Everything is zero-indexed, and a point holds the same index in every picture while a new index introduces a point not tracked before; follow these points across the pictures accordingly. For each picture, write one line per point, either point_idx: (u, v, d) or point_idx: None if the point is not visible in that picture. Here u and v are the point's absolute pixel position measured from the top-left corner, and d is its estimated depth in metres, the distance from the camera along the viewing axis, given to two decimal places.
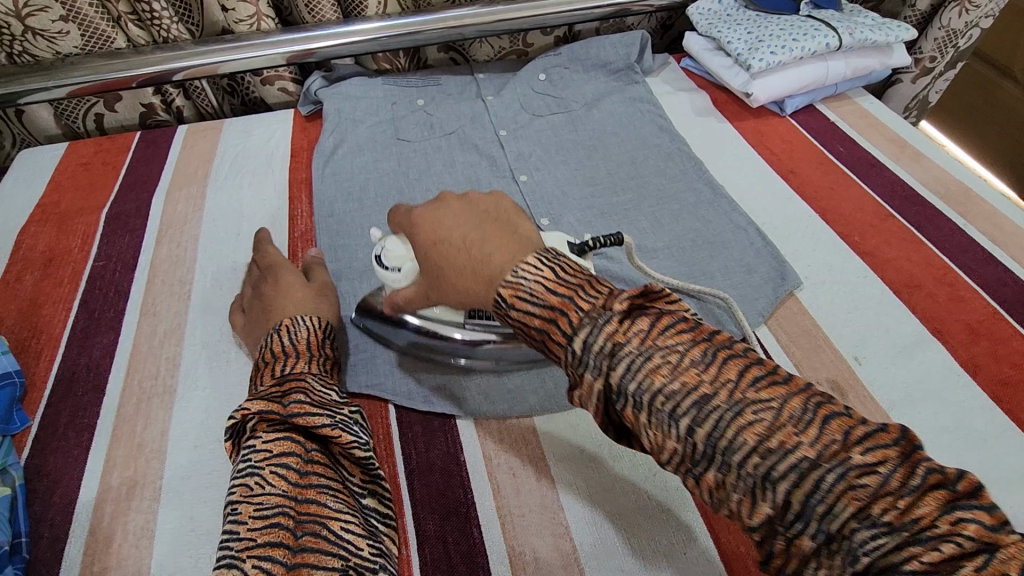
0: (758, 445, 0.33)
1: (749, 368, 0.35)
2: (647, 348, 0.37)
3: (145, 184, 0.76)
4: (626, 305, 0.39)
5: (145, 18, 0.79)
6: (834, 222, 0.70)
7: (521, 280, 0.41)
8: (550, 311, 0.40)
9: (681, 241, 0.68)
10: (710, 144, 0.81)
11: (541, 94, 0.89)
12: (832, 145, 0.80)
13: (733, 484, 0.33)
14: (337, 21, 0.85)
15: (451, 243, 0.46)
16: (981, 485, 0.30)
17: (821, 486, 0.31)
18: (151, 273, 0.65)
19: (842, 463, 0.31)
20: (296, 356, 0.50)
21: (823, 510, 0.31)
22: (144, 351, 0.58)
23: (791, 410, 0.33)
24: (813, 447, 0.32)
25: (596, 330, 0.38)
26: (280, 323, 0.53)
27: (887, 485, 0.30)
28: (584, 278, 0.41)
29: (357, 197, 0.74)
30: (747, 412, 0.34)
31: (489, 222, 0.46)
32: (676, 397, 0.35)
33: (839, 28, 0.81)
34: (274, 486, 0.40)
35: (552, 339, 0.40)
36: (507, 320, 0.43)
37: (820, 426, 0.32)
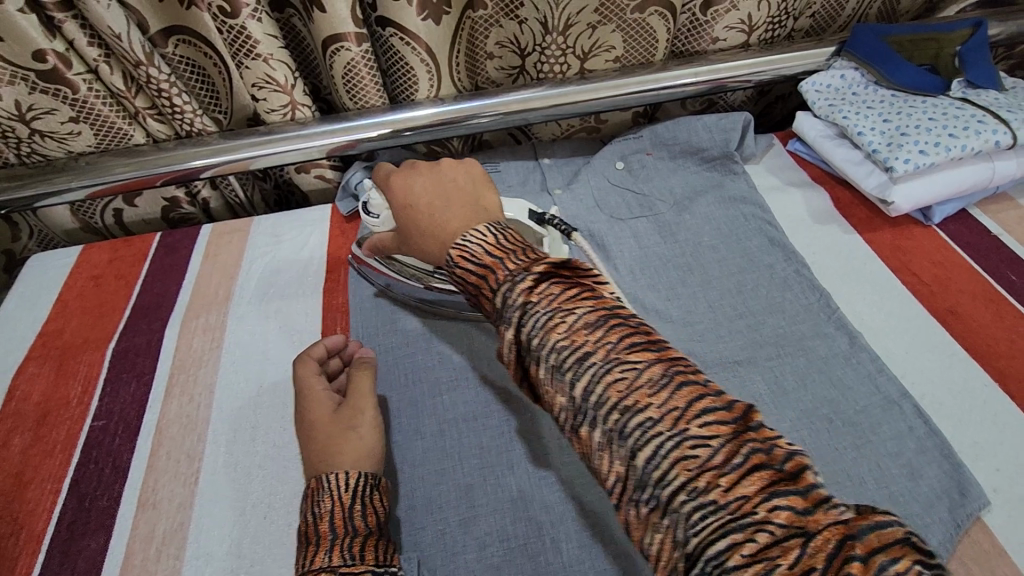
0: (619, 401, 0.34)
1: (630, 335, 0.36)
2: (553, 309, 0.38)
3: (159, 308, 0.66)
4: (543, 271, 0.39)
5: (167, 113, 0.68)
6: (1020, 396, 0.53)
7: (468, 243, 0.43)
8: (485, 269, 0.41)
9: (814, 417, 0.53)
10: (836, 266, 0.65)
11: (618, 189, 0.74)
12: (999, 272, 0.63)
13: (597, 440, 0.35)
14: (384, 107, 0.73)
15: (419, 208, 0.50)
16: (806, 468, 0.31)
17: (659, 452, 0.32)
18: (155, 441, 0.54)
19: (680, 432, 0.32)
20: (316, 544, 0.42)
21: (658, 476, 0.32)
22: (138, 565, 0.47)
23: (728, 456, 0.31)
24: (659, 410, 0.33)
25: (512, 288, 0.39)
26: (308, 490, 0.46)
27: (715, 458, 0.31)
28: (521, 247, 0.42)
29: (402, 332, 0.62)
30: (616, 370, 0.35)
31: (456, 197, 0.50)
32: (614, 410, 0.34)
33: (1012, 120, 0.64)
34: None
35: (483, 296, 0.41)
36: (451, 279, 0.44)
37: (742, 473, 0.30)
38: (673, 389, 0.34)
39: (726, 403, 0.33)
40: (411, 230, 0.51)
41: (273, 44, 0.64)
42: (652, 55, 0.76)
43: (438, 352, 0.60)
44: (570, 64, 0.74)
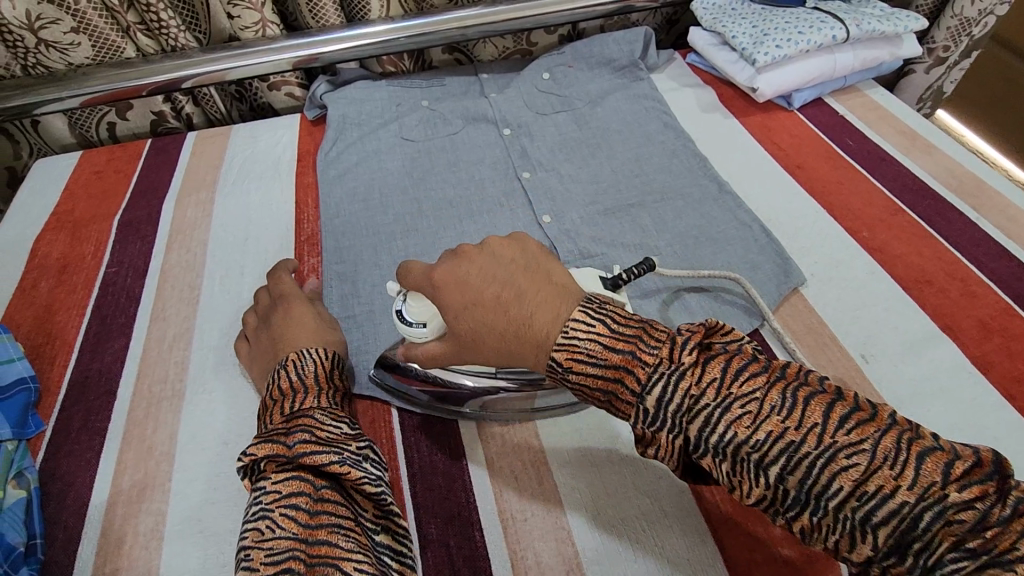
0: (748, 438, 0.33)
1: (732, 362, 0.35)
2: (647, 358, 0.36)
3: (156, 191, 0.78)
4: (692, 358, 0.35)
5: (154, 28, 0.80)
6: (842, 217, 0.69)
7: (576, 341, 0.38)
8: (615, 370, 0.37)
9: (685, 238, 0.67)
10: (716, 140, 0.80)
11: (545, 93, 0.88)
12: (841, 139, 0.79)
13: (830, 526, 0.32)
14: (341, 25, 0.86)
15: (481, 301, 0.42)
16: (937, 437, 0.32)
17: (814, 469, 0.32)
18: (161, 279, 0.66)
19: (829, 446, 0.32)
20: (305, 392, 0.48)
21: (820, 489, 0.32)
22: (154, 355, 0.59)
23: (884, 450, 0.31)
24: (805, 436, 0.32)
25: (669, 386, 0.35)
26: (287, 357, 0.51)
27: (874, 459, 0.31)
28: (638, 326, 0.38)
29: (363, 197, 0.75)
30: (839, 457, 0.32)
31: (522, 276, 0.42)
32: (762, 449, 0.33)
33: (846, 19, 0.80)
34: (285, 529, 0.38)
35: (620, 398, 0.38)
36: (564, 383, 0.40)
37: (912, 465, 0.31)
38: (916, 463, 0.31)
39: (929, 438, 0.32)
40: (478, 338, 0.42)
41: None
42: None
43: (393, 210, 0.73)
44: None
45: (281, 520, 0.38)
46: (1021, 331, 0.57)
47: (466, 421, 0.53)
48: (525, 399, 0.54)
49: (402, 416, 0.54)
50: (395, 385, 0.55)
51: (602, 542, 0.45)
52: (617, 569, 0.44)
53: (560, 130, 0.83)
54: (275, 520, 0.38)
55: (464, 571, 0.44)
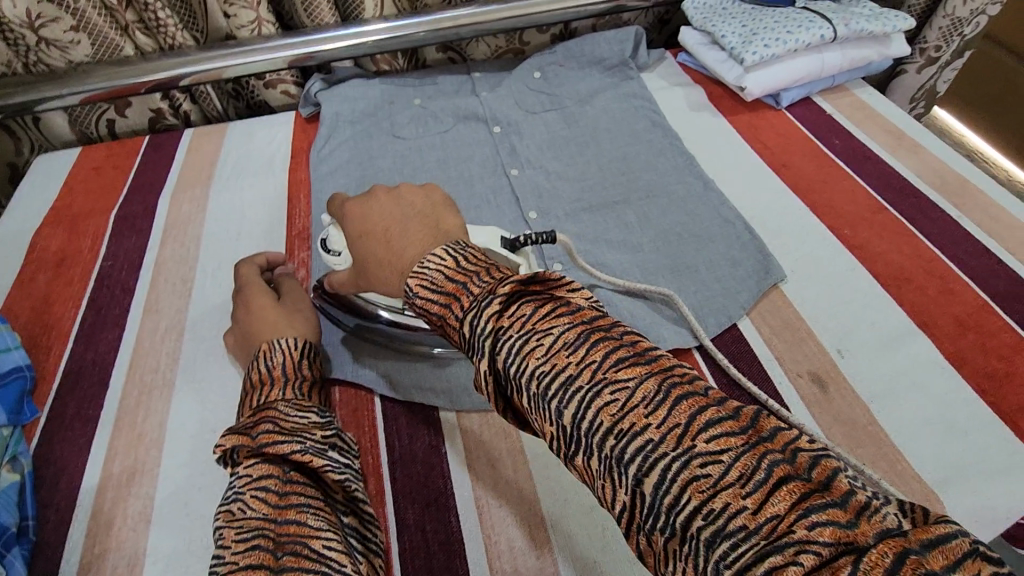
0: (612, 426, 0.31)
1: (616, 350, 0.33)
2: (527, 331, 0.35)
3: (152, 186, 0.79)
4: (510, 291, 0.37)
5: (152, 27, 0.82)
6: (824, 216, 0.70)
7: (425, 270, 0.41)
8: (448, 297, 0.40)
9: (668, 234, 0.68)
10: (703, 139, 0.81)
11: (535, 92, 0.89)
12: (827, 138, 0.80)
13: (594, 468, 0.31)
14: (335, 24, 0.87)
15: (372, 231, 0.50)
16: (836, 473, 0.27)
17: (665, 476, 0.29)
18: (155, 272, 0.68)
19: (686, 451, 0.29)
20: (270, 384, 0.49)
21: (669, 502, 0.28)
22: (146, 345, 0.61)
23: (646, 391, 0.31)
24: (660, 430, 0.30)
25: (478, 313, 0.37)
26: (258, 350, 0.52)
27: (727, 474, 0.28)
28: (485, 266, 0.41)
29: (353, 193, 0.76)
30: (605, 392, 0.32)
31: (413, 216, 0.49)
32: (545, 379, 0.33)
33: (834, 19, 0.81)
34: (256, 509, 0.39)
35: (449, 324, 0.39)
36: (414, 309, 0.42)
37: (669, 407, 0.30)
38: (670, 404, 0.30)
39: (731, 410, 0.30)
40: (365, 266, 0.50)
41: None
42: None
43: None
44: None
45: (252, 499, 0.40)
46: (997, 328, 0.57)
47: (447, 411, 0.54)
48: None
49: (386, 406, 0.55)
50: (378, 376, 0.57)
51: (575, 529, 0.46)
52: (588, 556, 0.45)
53: (550, 128, 0.84)
54: (245, 498, 0.40)
55: (439, 555, 0.46)
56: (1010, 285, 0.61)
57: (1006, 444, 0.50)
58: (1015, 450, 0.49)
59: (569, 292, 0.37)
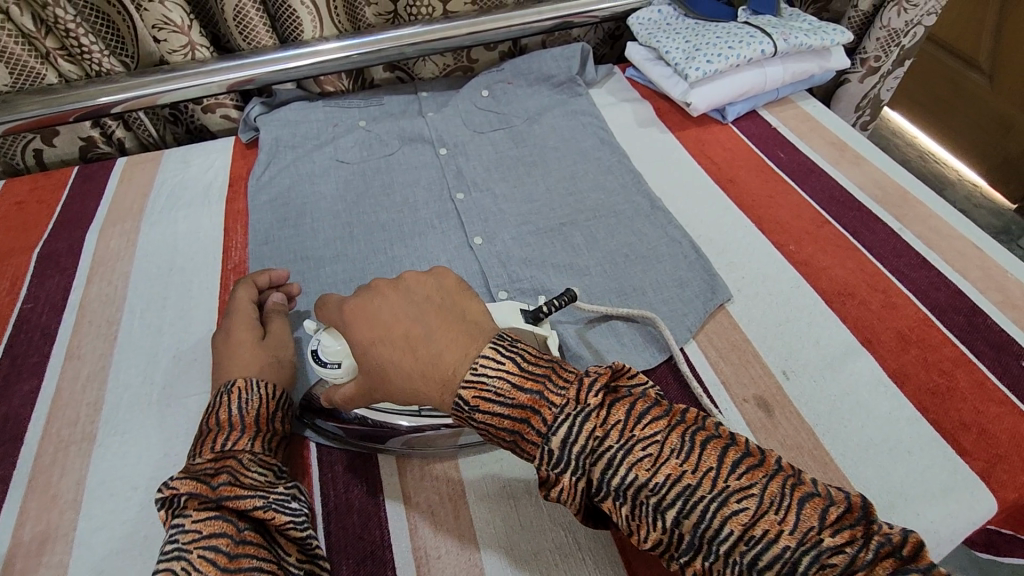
0: (649, 480, 0.35)
1: (726, 453, 0.35)
2: (583, 410, 0.37)
3: (80, 221, 0.75)
4: (599, 397, 0.38)
5: (75, 53, 0.78)
6: (770, 231, 0.69)
7: (485, 379, 0.40)
8: (520, 409, 0.39)
9: (615, 256, 0.67)
10: (651, 156, 0.81)
11: (483, 111, 0.88)
12: (773, 152, 0.80)
13: (719, 573, 0.34)
14: (273, 46, 0.85)
15: (388, 339, 0.44)
16: (844, 495, 0.34)
17: (712, 519, 0.34)
18: (79, 314, 0.64)
19: (815, 546, 0.32)
20: (238, 430, 0.47)
21: (712, 536, 0.34)
22: (66, 396, 0.57)
23: (770, 495, 0.34)
24: (792, 535, 0.33)
25: (572, 426, 0.37)
26: (232, 385, 0.50)
27: (762, 504, 0.34)
28: (547, 365, 0.41)
29: (293, 223, 0.73)
30: (730, 501, 0.34)
31: (432, 313, 0.44)
32: (660, 492, 0.35)
33: (774, 34, 0.81)
34: (203, 572, 0.38)
35: (525, 439, 0.39)
36: (470, 421, 0.41)
37: (795, 510, 0.33)
38: (796, 507, 0.33)
39: (836, 497, 0.34)
40: (384, 378, 0.44)
41: None
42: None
43: (323, 236, 0.72)
44: (434, 6, 0.89)
45: (198, 560, 0.38)
46: (938, 342, 0.57)
47: (387, 454, 0.52)
48: None
49: (322, 451, 0.53)
50: (313, 419, 0.54)
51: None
52: None
53: (497, 149, 0.82)
54: (192, 555, 0.38)
55: None
56: (950, 298, 0.61)
57: (946, 462, 0.50)
58: (956, 469, 0.49)
59: (609, 365, 0.41)
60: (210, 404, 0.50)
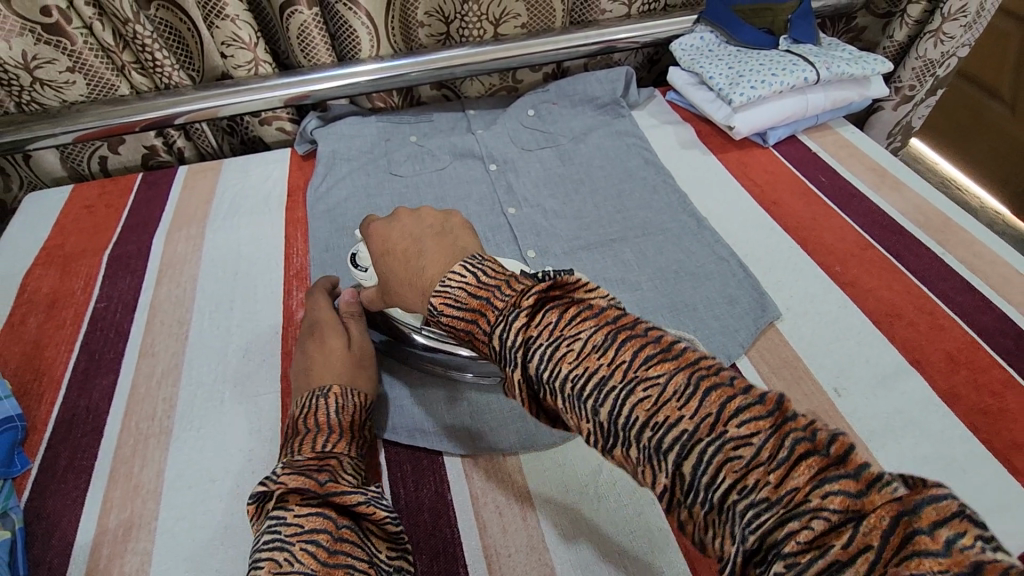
0: (649, 419, 0.34)
1: (733, 400, 0.33)
2: (556, 338, 0.37)
3: (147, 225, 0.79)
4: (533, 301, 0.39)
5: (148, 67, 0.82)
6: (815, 253, 0.72)
7: (448, 289, 0.43)
8: (473, 313, 0.42)
9: (664, 273, 0.70)
10: (695, 177, 0.84)
11: (530, 130, 0.91)
12: (815, 176, 0.82)
13: (694, 507, 0.32)
14: (332, 64, 0.88)
15: (394, 251, 0.52)
16: (852, 449, 0.31)
17: (704, 459, 0.32)
18: (151, 314, 0.67)
19: (802, 506, 0.29)
20: (336, 434, 0.50)
21: (707, 481, 0.32)
22: (142, 392, 0.60)
23: (773, 450, 0.31)
24: (768, 477, 0.30)
25: (506, 326, 0.39)
26: (329, 390, 0.53)
27: (761, 456, 0.31)
28: (504, 278, 0.42)
29: (352, 232, 0.76)
30: (728, 448, 0.32)
31: (428, 236, 0.51)
32: (643, 420, 0.34)
33: (816, 62, 0.84)
34: (304, 564, 0.38)
35: (478, 339, 0.42)
36: (439, 326, 0.45)
37: (788, 463, 0.30)
38: (789, 462, 0.30)
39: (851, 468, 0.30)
40: (390, 286, 0.52)
41: (239, 6, 0.80)
42: (553, 23, 0.95)
43: None
44: (486, 29, 0.93)
45: (301, 552, 0.39)
46: (986, 364, 0.59)
47: (453, 455, 0.54)
48: (510, 435, 0.55)
49: (390, 451, 0.55)
50: (381, 421, 0.57)
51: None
52: None
53: (545, 166, 0.85)
54: (294, 546, 0.39)
55: None
56: (995, 321, 0.63)
57: (1000, 480, 0.51)
58: (1010, 488, 0.50)
59: (589, 294, 0.40)
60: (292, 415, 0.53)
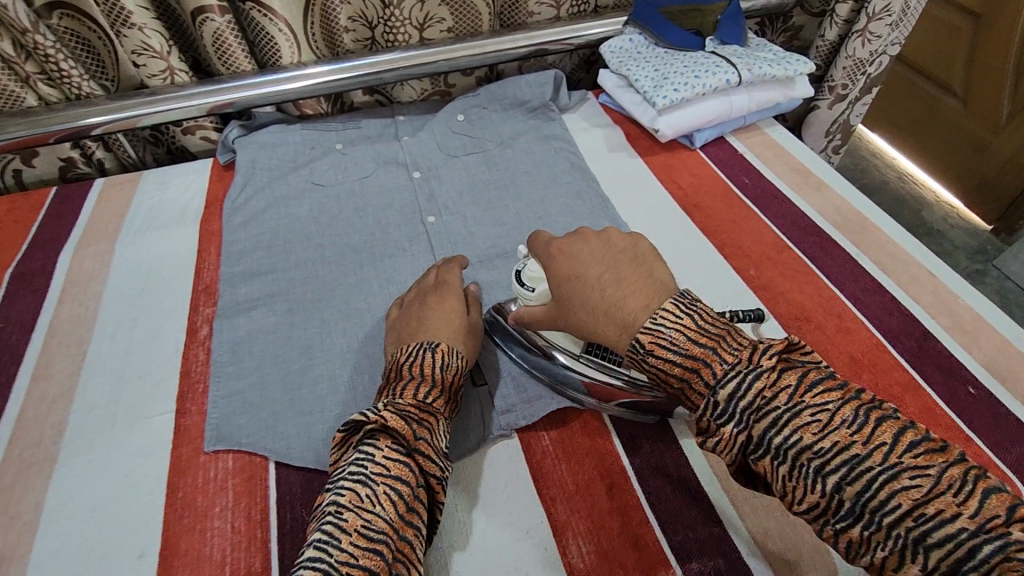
0: (815, 443, 0.38)
1: (903, 432, 0.37)
2: (796, 404, 0.39)
3: (55, 241, 0.76)
4: (773, 361, 0.41)
5: (55, 77, 0.80)
6: (731, 256, 0.71)
7: (662, 328, 0.45)
8: (693, 360, 0.43)
9: None
10: (620, 180, 0.83)
11: (459, 135, 0.89)
12: (739, 178, 0.82)
13: (879, 542, 0.35)
14: (252, 71, 0.86)
15: (586, 279, 0.51)
16: None
17: (954, 546, 0.33)
18: (49, 335, 0.65)
19: (1001, 536, 0.32)
20: (433, 387, 0.51)
21: (958, 568, 0.33)
22: (31, 417, 0.58)
23: (950, 478, 0.35)
24: (970, 519, 0.33)
25: (743, 380, 0.41)
26: (436, 344, 0.54)
27: (939, 484, 0.35)
28: (718, 327, 0.45)
29: (267, 244, 0.74)
30: (903, 476, 0.35)
31: (625, 264, 0.52)
32: (825, 456, 0.37)
33: (739, 64, 0.84)
34: (384, 511, 0.41)
35: (691, 387, 0.43)
36: (642, 364, 0.47)
37: (979, 498, 0.34)
38: (982, 496, 0.34)
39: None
40: (574, 309, 0.52)
41: (145, 14, 0.78)
42: (480, 26, 0.94)
43: (294, 258, 0.73)
44: (411, 34, 0.91)
45: (383, 496, 0.42)
46: (890, 366, 0.59)
47: None
48: None
49: (280, 473, 0.54)
50: (275, 441, 0.55)
51: None
52: None
53: (471, 172, 0.84)
54: (378, 489, 0.42)
55: None
56: (902, 323, 0.63)
57: None
58: None
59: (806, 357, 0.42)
60: (415, 350, 0.54)
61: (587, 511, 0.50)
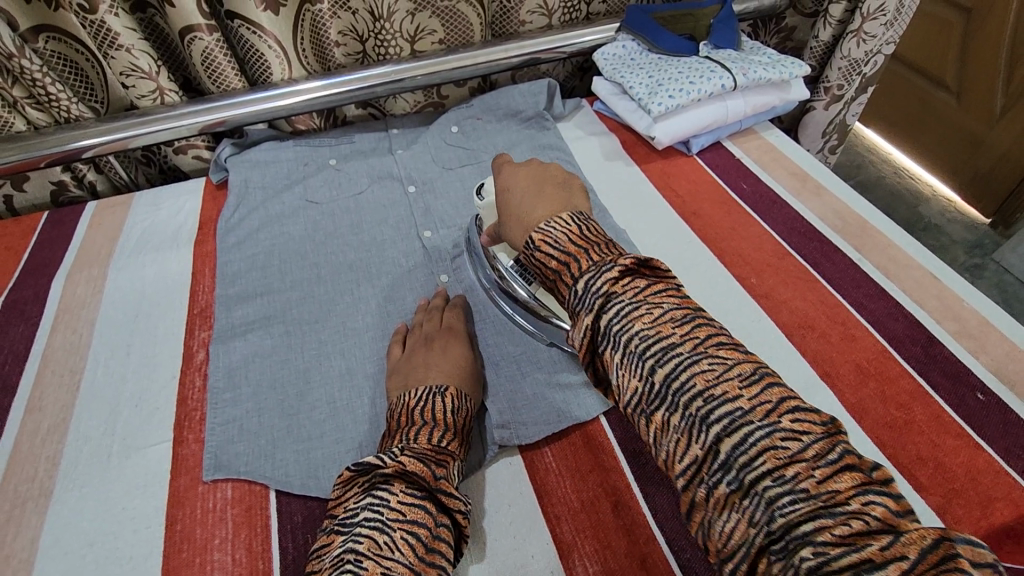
0: (641, 329, 0.40)
1: (715, 334, 0.40)
2: (638, 300, 0.41)
3: (47, 267, 0.75)
4: (627, 262, 0.43)
5: (44, 101, 0.79)
6: (732, 264, 0.70)
7: (550, 229, 0.48)
8: (567, 256, 0.46)
9: None
10: (616, 189, 0.82)
11: (454, 147, 0.88)
12: (736, 183, 0.82)
13: (675, 423, 0.38)
14: (243, 89, 0.85)
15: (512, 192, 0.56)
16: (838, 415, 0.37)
17: (748, 440, 0.35)
18: (42, 365, 0.64)
19: (771, 423, 0.35)
20: (446, 430, 0.52)
21: (745, 460, 0.34)
22: (24, 451, 0.57)
23: (742, 369, 0.38)
24: (749, 402, 0.36)
25: (598, 274, 0.43)
26: (446, 388, 0.55)
27: (730, 371, 0.38)
28: (600, 239, 0.47)
29: (261, 265, 0.73)
30: (703, 362, 0.38)
31: (549, 187, 0.55)
32: (646, 340, 0.40)
33: (734, 68, 0.83)
34: (404, 554, 0.41)
35: (563, 280, 0.46)
36: (531, 260, 0.49)
37: (762, 387, 0.37)
38: (766, 387, 0.37)
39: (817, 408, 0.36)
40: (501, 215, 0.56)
41: (132, 36, 0.77)
42: (472, 37, 0.93)
43: (290, 278, 0.72)
44: (402, 47, 0.90)
45: (402, 541, 0.42)
46: (896, 375, 0.58)
47: None
48: None
49: (282, 501, 0.53)
50: (275, 470, 0.55)
51: None
52: None
53: (466, 185, 0.83)
54: (395, 533, 0.42)
55: None
56: (907, 328, 0.62)
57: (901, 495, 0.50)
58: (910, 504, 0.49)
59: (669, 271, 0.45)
60: (426, 393, 0.54)
61: (592, 530, 0.50)
